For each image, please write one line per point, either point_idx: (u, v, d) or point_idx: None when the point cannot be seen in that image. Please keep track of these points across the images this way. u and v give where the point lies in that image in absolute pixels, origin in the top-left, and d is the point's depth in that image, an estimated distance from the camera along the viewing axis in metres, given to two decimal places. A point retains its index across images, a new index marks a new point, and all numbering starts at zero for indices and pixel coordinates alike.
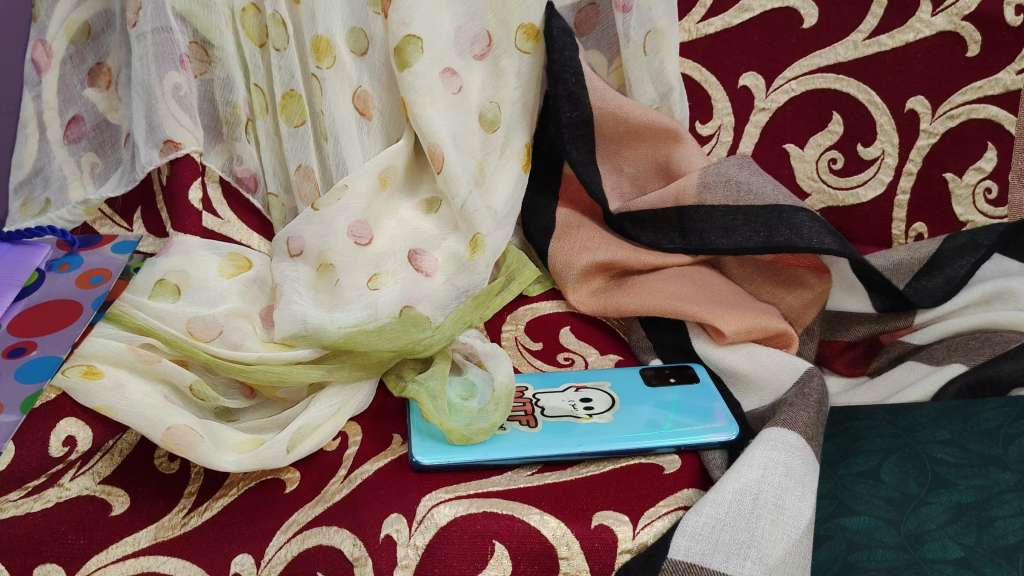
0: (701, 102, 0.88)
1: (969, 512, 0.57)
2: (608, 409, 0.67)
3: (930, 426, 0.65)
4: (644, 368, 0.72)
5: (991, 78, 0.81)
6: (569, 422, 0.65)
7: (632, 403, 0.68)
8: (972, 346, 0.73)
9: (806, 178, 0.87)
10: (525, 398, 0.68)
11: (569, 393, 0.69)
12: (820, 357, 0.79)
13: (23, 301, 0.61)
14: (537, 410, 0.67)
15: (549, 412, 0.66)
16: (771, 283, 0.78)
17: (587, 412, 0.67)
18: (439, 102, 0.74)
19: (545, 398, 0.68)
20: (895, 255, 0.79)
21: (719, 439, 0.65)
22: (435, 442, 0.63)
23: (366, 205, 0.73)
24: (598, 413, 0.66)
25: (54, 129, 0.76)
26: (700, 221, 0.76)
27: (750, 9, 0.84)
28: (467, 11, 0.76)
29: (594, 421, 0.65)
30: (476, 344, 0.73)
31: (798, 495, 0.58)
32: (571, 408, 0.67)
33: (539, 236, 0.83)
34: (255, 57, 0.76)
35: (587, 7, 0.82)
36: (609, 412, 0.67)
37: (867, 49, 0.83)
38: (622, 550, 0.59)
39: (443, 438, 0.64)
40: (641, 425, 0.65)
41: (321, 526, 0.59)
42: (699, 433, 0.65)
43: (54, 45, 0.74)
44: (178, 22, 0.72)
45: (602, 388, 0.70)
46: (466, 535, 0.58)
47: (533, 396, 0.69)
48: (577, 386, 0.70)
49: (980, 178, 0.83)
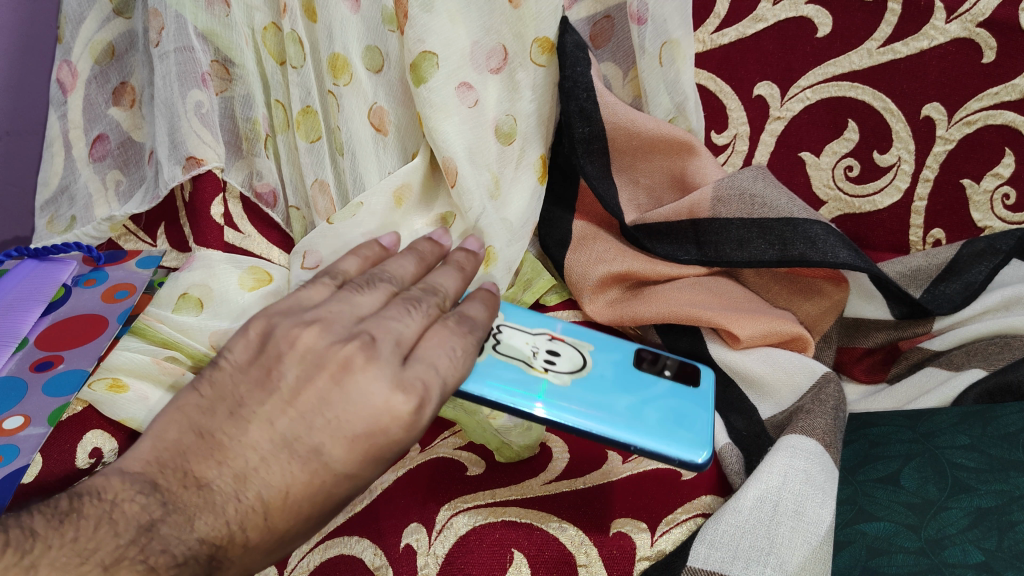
0: (716, 111, 0.89)
1: (989, 517, 0.57)
2: (568, 372, 0.62)
3: (949, 431, 0.65)
4: (641, 347, 0.66)
5: (1007, 84, 0.80)
6: (525, 376, 0.59)
7: (610, 389, 0.61)
8: (992, 350, 0.73)
9: (823, 186, 0.88)
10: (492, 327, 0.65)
11: (538, 340, 0.65)
12: (839, 364, 0.80)
13: (50, 316, 0.63)
14: (493, 342, 0.62)
15: (508, 350, 0.62)
16: (789, 291, 0.77)
17: (544, 366, 0.62)
18: (454, 116, 0.75)
19: (511, 336, 0.64)
20: (912, 262, 0.80)
21: (687, 458, 0.55)
22: (489, 380, 0.58)
23: (382, 222, 0.74)
24: (555, 371, 0.61)
25: (80, 147, 0.78)
26: (715, 233, 0.76)
27: (764, 19, 0.85)
28: (484, 26, 0.76)
29: (546, 376, 0.60)
30: None
31: (819, 502, 0.58)
32: (531, 355, 0.62)
33: (555, 248, 0.84)
34: (276, 74, 0.77)
35: (602, 20, 0.83)
36: (569, 375, 0.61)
37: (881, 57, 0.83)
38: (640, 557, 0.58)
39: (492, 376, 0.58)
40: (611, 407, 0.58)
41: (342, 536, 0.60)
42: (675, 441, 0.55)
43: (79, 66, 0.77)
44: (201, 40, 0.74)
45: (576, 350, 0.65)
46: (485, 544, 0.58)
47: (498, 327, 0.64)
48: (553, 336, 0.66)
49: (998, 184, 0.83)
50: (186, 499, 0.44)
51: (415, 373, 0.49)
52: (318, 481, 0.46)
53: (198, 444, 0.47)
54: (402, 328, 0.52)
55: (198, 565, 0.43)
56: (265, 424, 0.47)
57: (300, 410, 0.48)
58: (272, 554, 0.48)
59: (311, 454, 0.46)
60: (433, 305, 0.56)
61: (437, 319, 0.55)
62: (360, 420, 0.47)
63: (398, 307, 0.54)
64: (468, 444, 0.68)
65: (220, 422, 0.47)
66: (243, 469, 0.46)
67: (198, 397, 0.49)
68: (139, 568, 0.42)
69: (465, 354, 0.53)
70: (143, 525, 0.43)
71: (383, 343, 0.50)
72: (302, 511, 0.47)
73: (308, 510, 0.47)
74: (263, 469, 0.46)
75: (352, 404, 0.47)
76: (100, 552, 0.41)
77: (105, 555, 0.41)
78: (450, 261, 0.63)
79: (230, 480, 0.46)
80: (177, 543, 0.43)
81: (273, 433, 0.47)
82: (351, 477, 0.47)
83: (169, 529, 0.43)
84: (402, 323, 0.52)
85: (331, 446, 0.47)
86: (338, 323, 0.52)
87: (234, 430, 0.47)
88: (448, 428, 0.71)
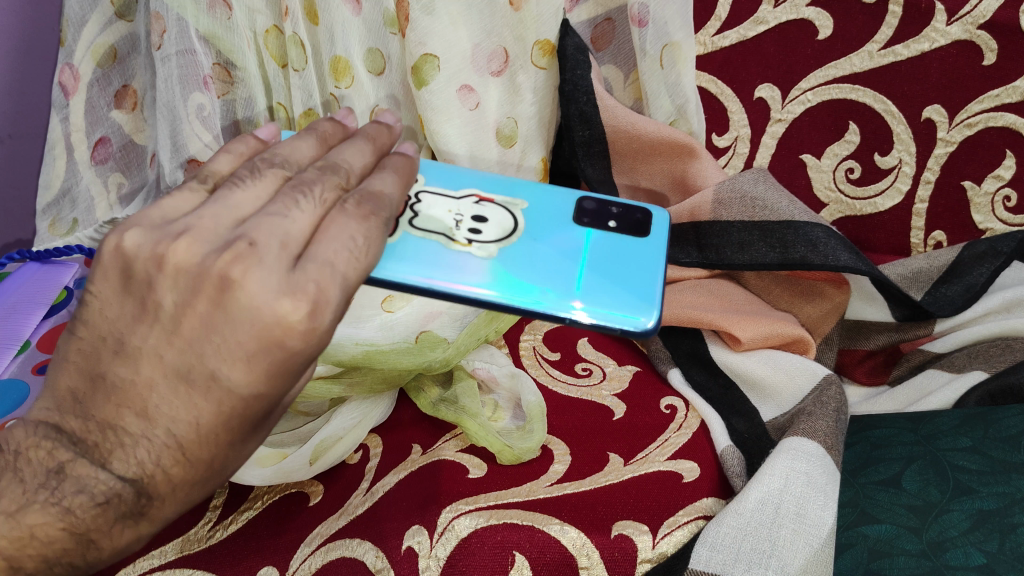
0: (718, 114, 0.88)
1: (991, 519, 0.57)
2: (495, 241, 0.57)
3: (951, 434, 0.65)
4: (580, 198, 0.62)
5: (1009, 86, 0.80)
6: (445, 256, 0.54)
7: (543, 255, 0.57)
8: (993, 353, 0.73)
9: (824, 188, 0.89)
10: (408, 195, 0.58)
11: (463, 205, 0.59)
12: (840, 365, 0.80)
13: (52, 319, 0.64)
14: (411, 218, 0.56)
15: (426, 223, 0.56)
16: (789, 294, 0.77)
17: (467, 236, 0.57)
18: (455, 118, 0.75)
19: (431, 204, 0.58)
20: (913, 264, 0.80)
21: (631, 327, 0.52)
22: (403, 267, 0.52)
23: None
24: (480, 242, 0.57)
25: (81, 150, 0.78)
26: (717, 236, 0.76)
27: (765, 22, 0.84)
28: (486, 28, 0.75)
29: (470, 250, 0.56)
30: (493, 368, 0.74)
31: (820, 504, 0.58)
32: (453, 226, 0.57)
33: None
34: (278, 77, 0.78)
35: (603, 23, 0.83)
36: (496, 245, 0.57)
37: (882, 59, 0.82)
38: (642, 559, 0.58)
39: (406, 261, 0.53)
40: (546, 279, 0.54)
41: (344, 538, 0.60)
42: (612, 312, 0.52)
43: (81, 69, 0.75)
44: (202, 43, 0.73)
45: (505, 213, 0.60)
46: (487, 547, 0.58)
47: (417, 198, 0.58)
48: (481, 197, 0.60)
49: (999, 186, 0.84)
50: (95, 438, 0.39)
51: (306, 275, 0.37)
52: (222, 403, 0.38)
53: (95, 388, 0.39)
54: (288, 225, 0.40)
55: (123, 504, 0.39)
56: (151, 357, 0.38)
57: (185, 338, 0.38)
58: (203, 490, 0.41)
59: (209, 381, 0.37)
60: (332, 187, 0.44)
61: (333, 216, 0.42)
62: (249, 335, 0.37)
63: (284, 199, 0.41)
64: (468, 446, 0.68)
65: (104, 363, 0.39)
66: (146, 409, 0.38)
67: (79, 341, 0.41)
68: (53, 511, 0.38)
69: (369, 245, 0.41)
70: (52, 468, 0.39)
71: (265, 248, 0.38)
72: (220, 440, 0.39)
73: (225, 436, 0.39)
74: (163, 403, 0.38)
75: (235, 319, 0.37)
76: (6, 497, 0.38)
77: (10, 501, 0.38)
78: (360, 134, 0.50)
79: (135, 420, 0.38)
80: (90, 482, 0.38)
81: (164, 366, 0.38)
82: (265, 397, 0.38)
83: (83, 471, 0.38)
84: (289, 219, 0.40)
85: (227, 368, 0.37)
86: (208, 230, 0.40)
87: (122, 369, 0.39)
88: (447, 431, 0.70)
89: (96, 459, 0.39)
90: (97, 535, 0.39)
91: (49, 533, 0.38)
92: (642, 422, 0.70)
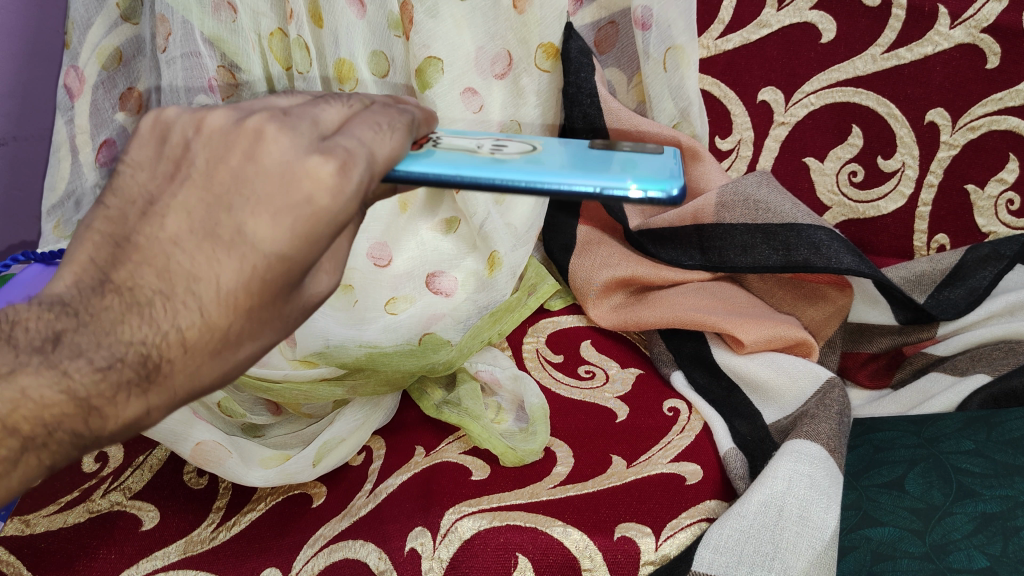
0: (721, 117, 0.88)
1: (994, 522, 0.57)
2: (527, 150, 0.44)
3: (954, 436, 0.65)
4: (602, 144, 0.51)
5: (1011, 90, 0.81)
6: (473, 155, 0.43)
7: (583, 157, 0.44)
8: (995, 355, 0.73)
9: (828, 192, 0.88)
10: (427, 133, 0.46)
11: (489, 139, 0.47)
12: (843, 369, 0.79)
13: None
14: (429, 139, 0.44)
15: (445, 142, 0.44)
16: (793, 296, 0.77)
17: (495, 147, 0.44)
18: (459, 121, 0.76)
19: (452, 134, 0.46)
20: (916, 267, 0.80)
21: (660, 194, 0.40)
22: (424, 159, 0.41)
23: (386, 227, 0.73)
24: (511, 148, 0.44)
25: (86, 152, 0.78)
26: (720, 238, 0.76)
27: (768, 25, 0.84)
28: (489, 31, 0.76)
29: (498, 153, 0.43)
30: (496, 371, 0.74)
31: (823, 507, 0.58)
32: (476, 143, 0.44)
33: (561, 253, 0.83)
34: (282, 79, 0.78)
35: (606, 26, 0.83)
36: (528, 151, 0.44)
37: (885, 63, 0.83)
38: (645, 561, 0.58)
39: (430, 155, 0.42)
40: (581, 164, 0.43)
41: (347, 539, 0.60)
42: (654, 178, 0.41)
43: (85, 71, 0.75)
44: (207, 46, 0.73)
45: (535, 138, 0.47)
46: (490, 548, 0.58)
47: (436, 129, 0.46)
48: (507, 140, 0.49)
49: (1003, 189, 0.84)
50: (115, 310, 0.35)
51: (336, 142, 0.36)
52: (250, 265, 0.35)
53: (119, 253, 0.36)
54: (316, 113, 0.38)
55: (131, 371, 0.34)
56: (178, 211, 0.36)
57: (215, 192, 0.36)
58: (227, 363, 0.36)
59: (234, 235, 0.35)
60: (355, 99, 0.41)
61: (362, 111, 0.40)
62: (280, 193, 0.35)
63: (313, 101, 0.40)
64: (471, 448, 0.68)
65: (130, 226, 0.36)
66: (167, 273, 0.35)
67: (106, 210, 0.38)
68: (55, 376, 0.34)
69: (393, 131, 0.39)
70: (48, 336, 0.34)
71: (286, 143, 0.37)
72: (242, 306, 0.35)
73: (250, 300, 0.35)
74: (187, 259, 0.35)
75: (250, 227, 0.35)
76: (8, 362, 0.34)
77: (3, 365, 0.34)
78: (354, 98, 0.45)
79: (157, 280, 0.35)
80: (95, 346, 0.34)
81: (191, 222, 0.36)
82: (291, 261, 0.35)
83: (86, 338, 0.34)
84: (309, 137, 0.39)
85: (254, 221, 0.35)
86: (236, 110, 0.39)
87: (148, 227, 0.36)
88: (451, 433, 0.70)
89: (110, 320, 0.34)
90: (101, 404, 0.34)
91: (45, 395, 0.34)
92: (644, 425, 0.70)
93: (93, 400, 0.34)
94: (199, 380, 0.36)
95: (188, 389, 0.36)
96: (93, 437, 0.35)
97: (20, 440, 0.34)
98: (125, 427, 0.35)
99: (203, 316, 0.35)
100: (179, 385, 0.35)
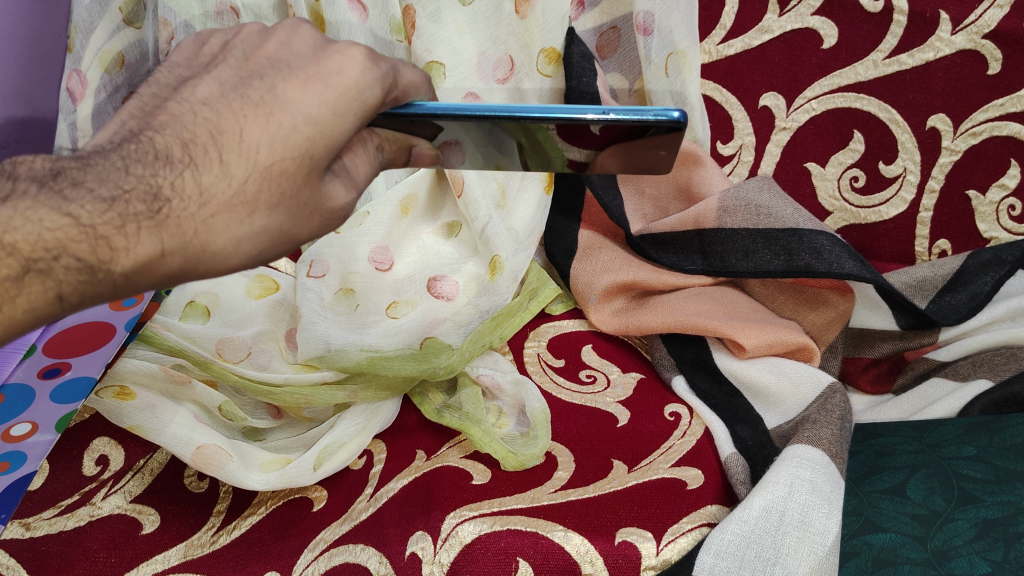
0: (723, 122, 0.88)
1: (995, 528, 0.57)
2: None
3: (955, 442, 0.66)
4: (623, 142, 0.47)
5: (1013, 96, 0.81)
6: None
7: None
8: (997, 361, 0.73)
9: (829, 196, 0.88)
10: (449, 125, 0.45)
11: None
12: (843, 374, 0.79)
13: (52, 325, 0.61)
14: None
15: None
16: (794, 301, 0.77)
17: None
18: None
19: None
20: (917, 272, 0.80)
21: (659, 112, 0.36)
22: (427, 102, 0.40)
23: (388, 231, 0.74)
24: None
25: None
26: (721, 243, 0.76)
27: (770, 30, 0.84)
28: (491, 36, 0.76)
29: None
30: (497, 375, 0.73)
31: (825, 512, 0.58)
32: None
33: (561, 257, 0.84)
34: None
35: (608, 31, 0.83)
36: None
37: (887, 68, 0.83)
38: (645, 566, 0.59)
39: None
40: None
41: (347, 544, 0.60)
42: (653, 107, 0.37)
43: (89, 75, 0.67)
44: None
45: None
46: (491, 553, 0.59)
47: None
48: None
49: (1003, 195, 0.84)
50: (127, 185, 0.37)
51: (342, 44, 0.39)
52: (276, 123, 0.37)
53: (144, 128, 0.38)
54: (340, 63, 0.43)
55: (139, 204, 0.36)
56: (211, 83, 0.39)
57: (249, 71, 0.39)
58: (239, 225, 0.38)
59: (264, 97, 0.38)
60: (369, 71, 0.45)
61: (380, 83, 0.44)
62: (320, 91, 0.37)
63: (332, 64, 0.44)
64: (471, 453, 0.68)
65: (165, 97, 0.39)
66: (187, 129, 0.37)
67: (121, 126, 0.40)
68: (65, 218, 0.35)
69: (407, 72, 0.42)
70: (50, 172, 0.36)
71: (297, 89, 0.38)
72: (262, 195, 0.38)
73: (269, 158, 0.37)
74: (212, 115, 0.37)
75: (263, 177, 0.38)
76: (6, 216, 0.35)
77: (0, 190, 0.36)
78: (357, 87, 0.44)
79: (178, 133, 0.37)
80: (99, 180, 0.36)
81: (222, 90, 0.38)
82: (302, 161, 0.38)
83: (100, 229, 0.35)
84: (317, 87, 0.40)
85: (285, 87, 0.38)
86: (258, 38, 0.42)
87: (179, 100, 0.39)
88: (451, 438, 0.70)
89: (124, 160, 0.36)
90: (111, 233, 0.36)
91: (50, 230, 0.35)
92: (645, 429, 0.70)
93: (100, 228, 0.35)
94: (210, 236, 0.38)
95: (200, 239, 0.37)
96: (102, 270, 0.36)
97: (21, 260, 0.35)
98: (134, 267, 0.36)
99: (220, 166, 0.37)
100: (189, 229, 0.37)
